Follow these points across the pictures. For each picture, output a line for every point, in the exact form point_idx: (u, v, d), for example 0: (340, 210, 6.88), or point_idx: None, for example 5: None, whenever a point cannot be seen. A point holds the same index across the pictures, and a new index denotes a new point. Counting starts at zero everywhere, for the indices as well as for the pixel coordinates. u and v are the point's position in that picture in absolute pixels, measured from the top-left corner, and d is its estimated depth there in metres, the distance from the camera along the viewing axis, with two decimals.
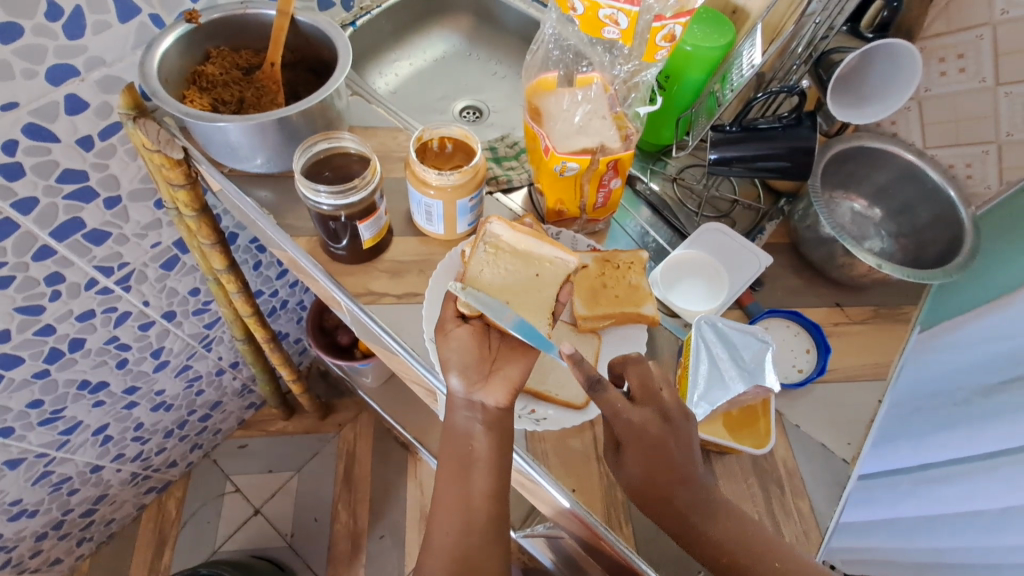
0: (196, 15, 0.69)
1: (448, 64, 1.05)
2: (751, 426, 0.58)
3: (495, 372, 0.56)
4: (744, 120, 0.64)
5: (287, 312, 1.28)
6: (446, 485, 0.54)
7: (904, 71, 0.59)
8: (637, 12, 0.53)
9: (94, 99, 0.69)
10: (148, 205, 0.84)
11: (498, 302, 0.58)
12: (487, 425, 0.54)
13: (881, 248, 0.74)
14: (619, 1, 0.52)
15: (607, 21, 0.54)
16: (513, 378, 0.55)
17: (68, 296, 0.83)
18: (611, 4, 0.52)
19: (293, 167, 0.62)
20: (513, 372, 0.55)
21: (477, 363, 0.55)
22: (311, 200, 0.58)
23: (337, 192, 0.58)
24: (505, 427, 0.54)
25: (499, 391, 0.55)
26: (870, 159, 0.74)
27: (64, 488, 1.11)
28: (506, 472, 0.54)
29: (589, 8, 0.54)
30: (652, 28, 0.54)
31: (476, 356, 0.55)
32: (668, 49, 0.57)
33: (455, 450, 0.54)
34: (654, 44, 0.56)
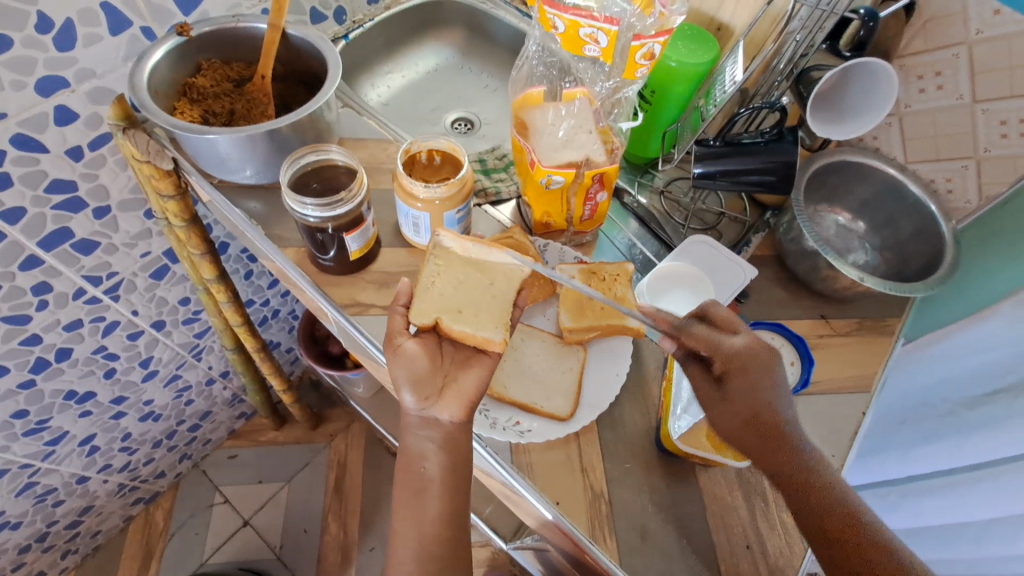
0: (187, 28, 0.69)
1: (440, 77, 1.06)
2: None
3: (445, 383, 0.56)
4: (727, 135, 0.66)
5: (278, 321, 1.28)
6: (402, 511, 0.53)
7: (879, 99, 0.61)
8: (616, 31, 0.53)
9: (84, 110, 0.69)
10: (137, 214, 0.84)
11: (449, 311, 0.58)
12: (436, 438, 0.54)
13: (865, 261, 0.75)
14: (599, 20, 0.53)
15: (588, 40, 0.55)
16: (465, 395, 0.55)
17: (56, 305, 0.83)
18: (591, 22, 0.53)
19: (281, 179, 0.62)
20: (465, 382, 0.55)
21: (429, 379, 0.55)
22: (298, 213, 0.59)
23: (325, 205, 0.58)
24: (457, 438, 0.54)
25: (446, 402, 0.55)
26: (852, 173, 0.75)
27: (49, 499, 1.10)
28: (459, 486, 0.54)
29: (570, 27, 0.55)
30: (631, 46, 0.55)
31: (430, 369, 0.56)
32: (648, 67, 0.58)
33: (406, 475, 0.54)
34: (634, 62, 0.57)
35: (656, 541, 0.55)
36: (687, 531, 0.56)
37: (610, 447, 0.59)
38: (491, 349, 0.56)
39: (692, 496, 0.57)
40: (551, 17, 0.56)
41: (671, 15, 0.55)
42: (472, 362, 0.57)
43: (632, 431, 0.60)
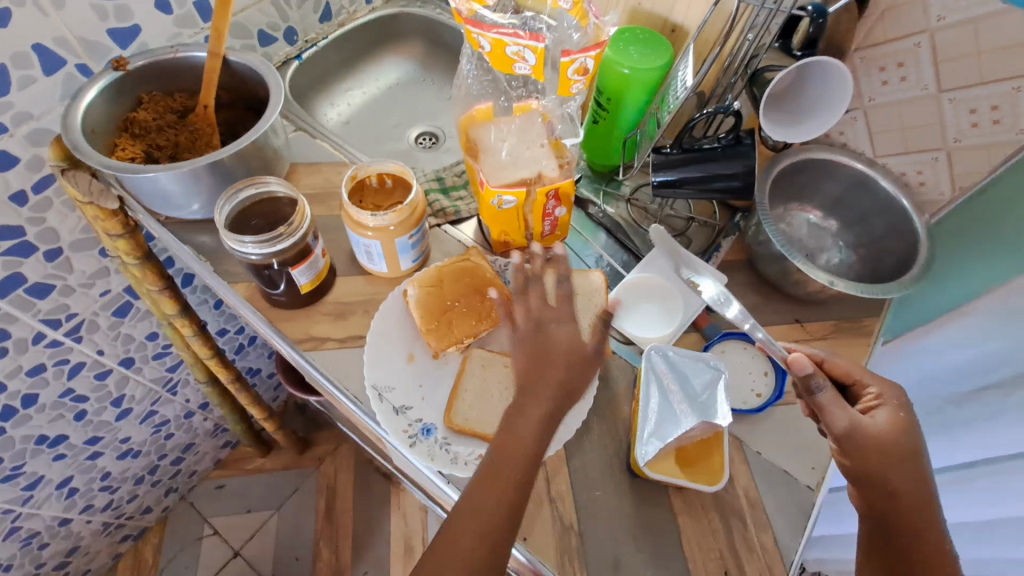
0: (123, 62, 0.67)
1: (401, 91, 1.04)
2: (705, 460, 0.54)
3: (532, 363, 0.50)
4: (686, 141, 0.63)
5: (256, 348, 1.25)
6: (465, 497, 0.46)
7: (832, 108, 0.58)
8: (543, 48, 0.51)
9: (23, 153, 0.67)
10: (92, 253, 0.81)
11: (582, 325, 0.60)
12: (524, 415, 0.48)
13: (839, 260, 0.73)
14: (524, 37, 0.51)
15: (517, 58, 0.53)
16: (568, 377, 0.49)
17: (15, 352, 0.81)
18: (517, 40, 0.51)
19: (216, 218, 0.60)
20: (576, 364, 0.50)
21: (527, 365, 0.50)
22: (238, 250, 0.56)
23: (264, 239, 0.55)
24: (546, 419, 0.48)
25: (567, 366, 0.49)
26: (821, 170, 0.72)
27: (34, 543, 1.09)
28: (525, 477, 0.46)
29: (496, 46, 0.53)
30: (563, 63, 0.54)
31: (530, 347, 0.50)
32: (582, 82, 0.56)
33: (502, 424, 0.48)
34: (568, 77, 0.55)
35: (630, 571, 0.52)
36: (663, 559, 0.53)
37: (579, 474, 0.57)
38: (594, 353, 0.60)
39: (666, 521, 0.55)
40: (477, 37, 0.53)
41: (604, 25, 0.56)
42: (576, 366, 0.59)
43: (601, 456, 0.58)
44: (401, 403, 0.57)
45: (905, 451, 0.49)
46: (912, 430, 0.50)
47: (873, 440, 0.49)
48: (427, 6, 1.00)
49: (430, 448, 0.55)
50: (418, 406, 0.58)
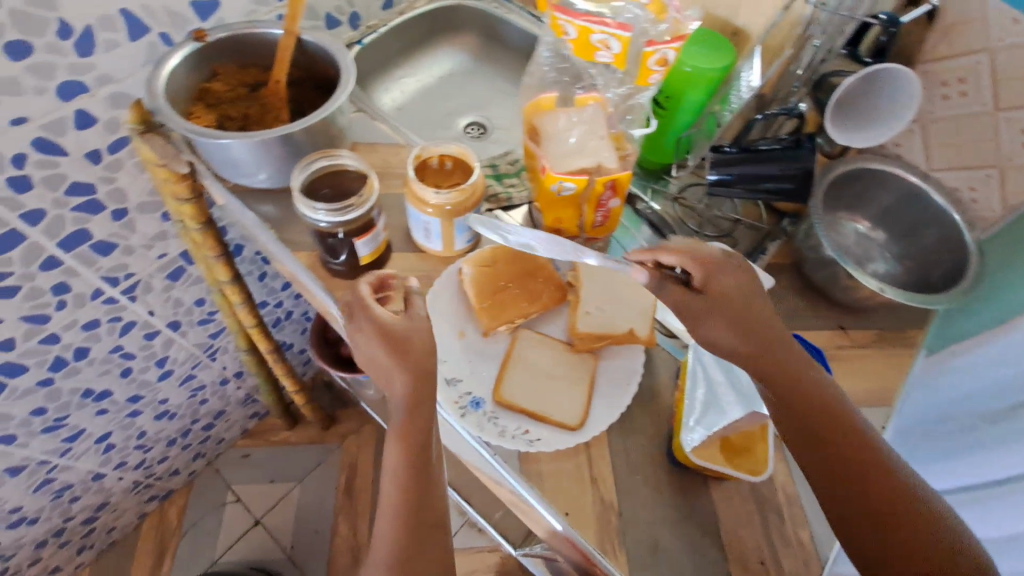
0: (204, 34, 0.70)
1: (453, 81, 1.07)
2: (747, 452, 0.55)
3: (370, 351, 0.52)
4: (743, 141, 0.65)
5: (291, 322, 1.29)
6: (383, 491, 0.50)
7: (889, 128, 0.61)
8: (629, 37, 0.58)
9: (103, 114, 0.70)
10: (154, 217, 0.85)
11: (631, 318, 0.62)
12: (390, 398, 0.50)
13: (885, 271, 0.73)
14: (611, 27, 0.58)
15: (600, 46, 0.60)
16: (415, 358, 0.50)
17: (74, 305, 0.84)
18: (603, 29, 0.58)
19: (292, 183, 0.63)
20: (423, 351, 0.50)
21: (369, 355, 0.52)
22: (309, 217, 0.59)
23: (335, 210, 0.58)
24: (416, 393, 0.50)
25: (395, 357, 0.50)
26: (874, 181, 0.73)
27: (66, 495, 1.11)
28: (419, 448, 0.49)
29: (582, 33, 0.60)
30: (644, 53, 0.59)
31: (391, 347, 0.50)
32: (661, 73, 0.61)
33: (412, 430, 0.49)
34: (647, 68, 0.61)
35: (667, 555, 0.54)
36: (700, 546, 0.55)
37: (621, 458, 0.58)
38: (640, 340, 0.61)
39: (703, 509, 0.56)
40: (563, 24, 0.61)
41: (685, 20, 0.59)
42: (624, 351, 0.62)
43: (643, 442, 0.59)
44: (452, 376, 0.60)
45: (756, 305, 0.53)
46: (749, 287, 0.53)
47: (723, 300, 0.52)
48: None
49: (478, 420, 0.58)
50: (467, 380, 0.60)
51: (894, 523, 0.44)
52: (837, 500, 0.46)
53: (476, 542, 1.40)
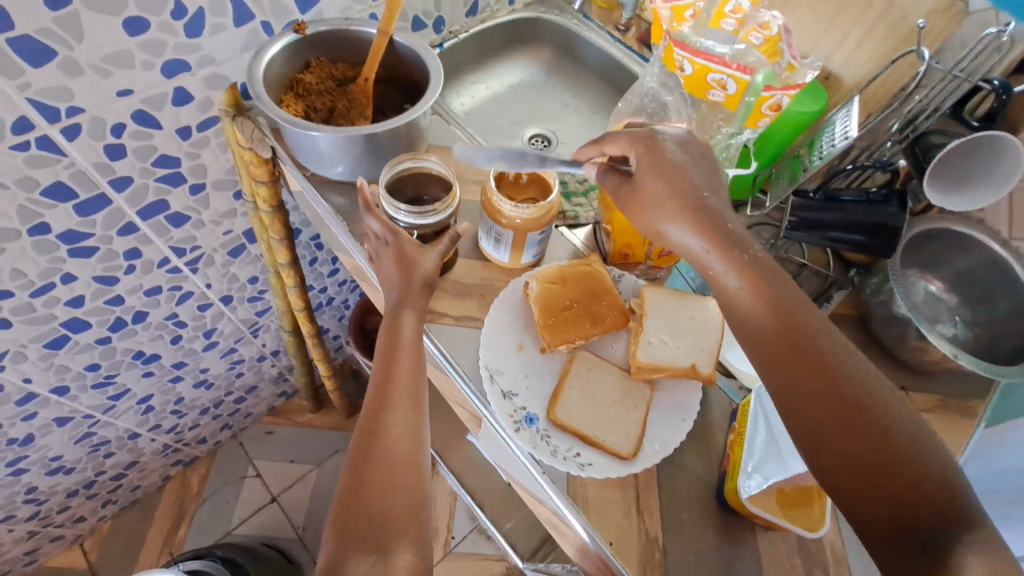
0: (304, 26, 0.72)
1: (523, 91, 1.08)
2: (806, 505, 0.55)
3: (382, 273, 0.61)
4: (828, 189, 0.64)
5: (331, 308, 1.32)
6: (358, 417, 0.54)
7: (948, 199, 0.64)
8: (746, 79, 0.59)
9: (199, 94, 0.73)
10: (227, 195, 0.88)
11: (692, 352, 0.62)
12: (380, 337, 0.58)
13: (953, 334, 0.72)
14: (732, 68, 0.59)
15: (715, 85, 0.62)
16: (413, 287, 0.59)
17: (142, 271, 0.87)
18: (723, 69, 0.59)
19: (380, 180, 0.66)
20: (425, 283, 0.60)
21: (381, 277, 0.61)
22: (390, 213, 0.62)
23: (415, 211, 0.61)
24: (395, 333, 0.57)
25: (400, 283, 0.59)
26: (957, 244, 0.71)
27: (102, 450, 1.15)
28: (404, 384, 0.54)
29: (698, 70, 0.61)
30: (761, 96, 0.61)
31: (400, 267, 0.59)
32: (770, 118, 0.63)
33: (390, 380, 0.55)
34: (760, 111, 0.62)
35: None
36: None
37: (669, 493, 0.58)
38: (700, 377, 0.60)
39: (749, 556, 0.55)
40: (680, 59, 0.62)
41: (800, 67, 0.64)
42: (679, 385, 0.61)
43: (692, 479, 0.59)
44: (509, 389, 0.59)
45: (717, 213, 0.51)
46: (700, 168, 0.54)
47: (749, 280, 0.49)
48: (564, 16, 1.05)
49: (532, 436, 0.57)
50: (523, 395, 0.60)
51: (880, 467, 0.41)
52: (820, 440, 0.43)
53: (482, 549, 1.40)
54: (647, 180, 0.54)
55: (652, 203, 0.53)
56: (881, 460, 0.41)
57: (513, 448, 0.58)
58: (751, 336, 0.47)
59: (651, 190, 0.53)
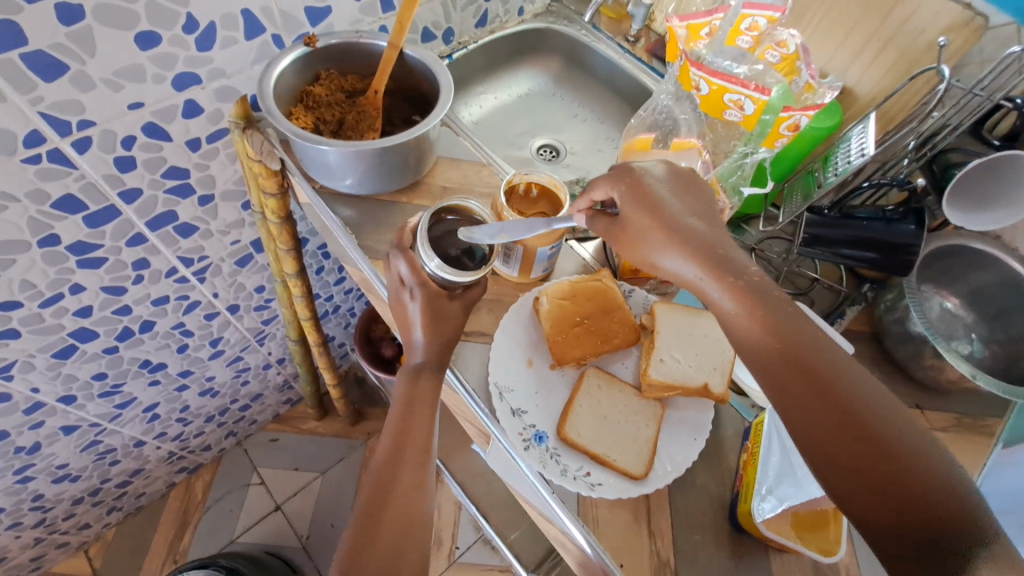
0: (314, 39, 0.72)
1: (531, 102, 1.08)
2: (819, 528, 0.54)
3: (404, 316, 0.59)
4: (844, 205, 0.63)
5: (337, 316, 1.31)
6: (366, 473, 0.54)
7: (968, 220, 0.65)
8: (765, 100, 0.59)
9: (209, 106, 0.73)
10: (236, 205, 0.88)
11: (705, 369, 0.61)
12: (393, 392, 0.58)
13: (969, 352, 0.71)
14: (750, 89, 0.59)
15: (733, 105, 0.62)
16: (439, 340, 0.58)
17: (150, 281, 0.87)
18: (742, 90, 0.60)
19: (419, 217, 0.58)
20: (452, 332, 0.59)
21: (401, 320, 0.59)
22: (423, 261, 0.57)
23: (449, 270, 0.56)
24: (414, 392, 0.57)
25: (427, 334, 0.58)
26: (969, 261, 0.71)
27: (108, 458, 1.15)
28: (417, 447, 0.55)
29: (716, 90, 0.61)
30: (778, 116, 0.60)
31: (430, 316, 0.57)
32: (788, 137, 0.62)
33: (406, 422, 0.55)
34: (776, 131, 0.62)
35: None
36: None
37: (680, 514, 0.57)
38: (713, 395, 0.59)
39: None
40: (697, 79, 0.62)
41: (817, 87, 0.65)
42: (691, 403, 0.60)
43: (703, 499, 0.58)
44: (518, 406, 0.59)
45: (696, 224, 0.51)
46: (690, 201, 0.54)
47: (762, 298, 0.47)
48: (574, 26, 1.04)
49: (541, 455, 0.57)
50: (533, 412, 0.59)
51: (881, 470, 0.39)
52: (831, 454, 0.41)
53: (487, 559, 1.39)
54: (631, 210, 0.53)
55: (640, 236, 0.53)
56: (879, 461, 0.39)
57: (522, 467, 0.58)
58: (753, 356, 0.46)
59: (635, 216, 0.53)
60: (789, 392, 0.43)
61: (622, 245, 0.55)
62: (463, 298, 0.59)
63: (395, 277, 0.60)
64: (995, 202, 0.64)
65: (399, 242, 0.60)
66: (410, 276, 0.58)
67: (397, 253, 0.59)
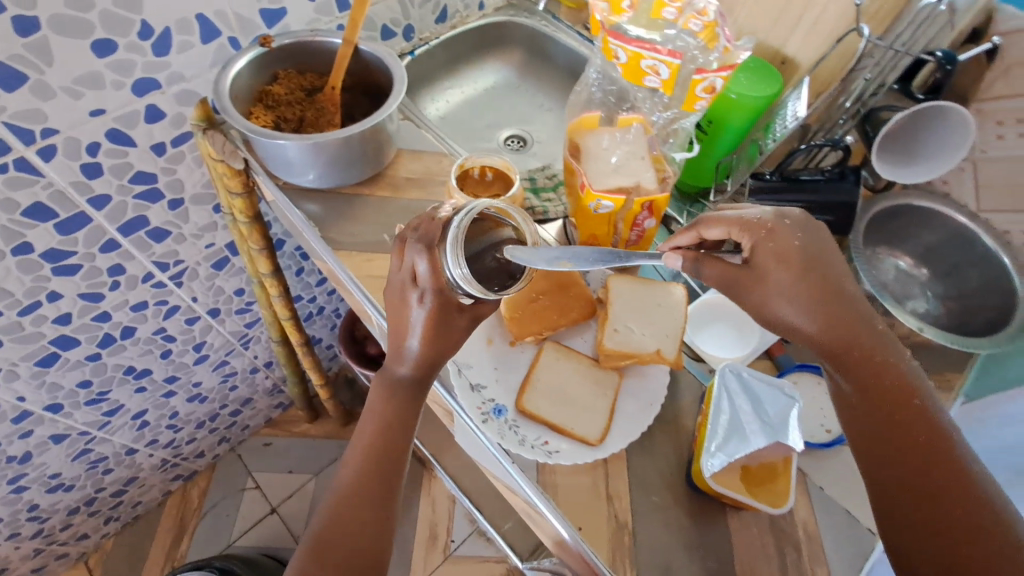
0: (269, 40, 0.75)
1: (496, 95, 1.09)
2: (769, 483, 0.55)
3: (404, 320, 0.54)
4: (786, 170, 0.64)
5: (322, 317, 1.33)
6: (335, 484, 0.55)
7: (901, 174, 0.66)
8: (677, 64, 0.61)
9: (170, 110, 0.75)
10: (207, 208, 0.90)
11: (659, 336, 0.62)
12: (368, 417, 0.56)
13: (926, 310, 0.72)
14: (662, 53, 0.60)
15: (650, 71, 0.62)
16: (435, 356, 0.54)
17: (127, 287, 0.89)
18: (655, 55, 0.60)
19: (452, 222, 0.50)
20: (452, 347, 0.55)
21: (399, 323, 0.54)
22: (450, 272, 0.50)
23: (475, 287, 0.49)
24: (391, 427, 0.55)
25: (425, 347, 0.53)
26: (918, 217, 0.74)
27: (100, 467, 1.16)
28: (376, 491, 0.54)
29: (632, 57, 0.62)
30: (693, 80, 0.61)
31: (433, 329, 0.53)
32: (707, 100, 0.63)
33: (379, 443, 0.55)
34: (694, 95, 0.62)
35: None
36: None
37: (639, 478, 0.58)
38: (667, 361, 0.61)
39: (720, 538, 0.56)
40: (615, 48, 0.63)
41: (737, 50, 0.62)
42: (646, 370, 0.62)
43: (661, 463, 0.59)
44: (477, 382, 0.60)
45: (830, 278, 0.49)
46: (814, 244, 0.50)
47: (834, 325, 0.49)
48: (533, 18, 1.06)
49: (500, 427, 0.58)
50: (492, 387, 0.61)
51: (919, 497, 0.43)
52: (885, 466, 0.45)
53: (483, 551, 1.40)
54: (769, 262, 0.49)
55: (772, 290, 0.49)
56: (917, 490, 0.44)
57: (483, 440, 0.59)
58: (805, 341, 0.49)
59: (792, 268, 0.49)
60: (889, 427, 0.46)
61: (736, 293, 0.51)
62: (472, 311, 0.54)
63: (407, 271, 0.54)
64: (923, 154, 0.66)
65: (421, 234, 0.53)
66: (428, 278, 0.52)
67: (419, 248, 0.52)
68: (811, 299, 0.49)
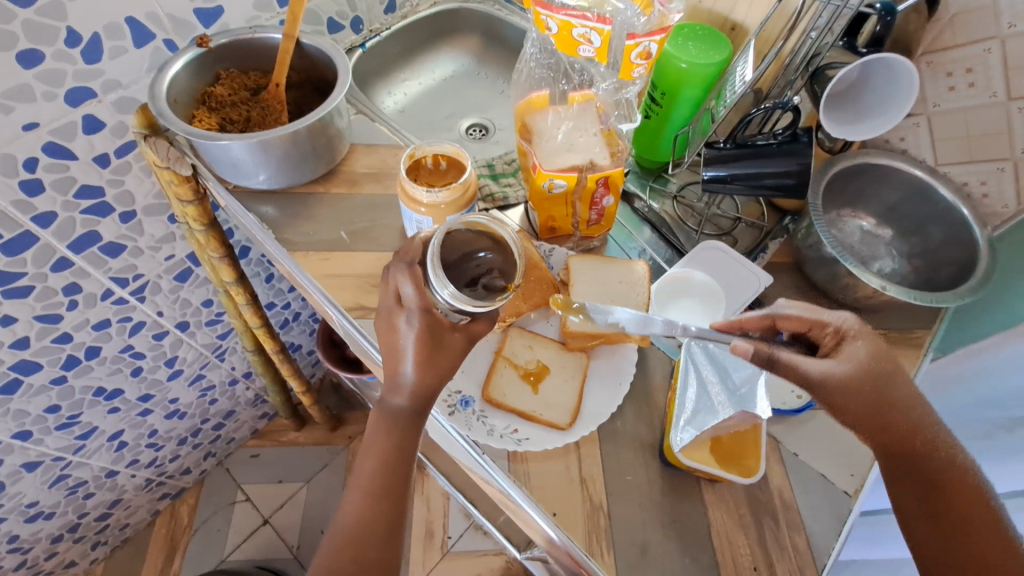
0: (206, 39, 0.72)
1: (455, 84, 1.07)
2: (739, 455, 0.55)
3: (394, 346, 0.51)
4: (739, 137, 0.64)
5: (299, 324, 1.31)
6: (332, 526, 0.50)
7: (848, 131, 0.65)
8: (609, 31, 0.56)
9: (110, 119, 0.73)
10: (161, 219, 0.87)
11: None
12: (367, 458, 0.51)
13: (893, 269, 0.73)
14: (592, 20, 0.55)
15: (582, 40, 0.57)
16: (433, 385, 0.51)
17: (85, 305, 0.87)
18: (584, 23, 0.55)
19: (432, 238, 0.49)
20: (448, 369, 0.51)
21: (391, 347, 0.51)
22: (435, 286, 0.48)
23: (464, 303, 0.48)
24: (390, 466, 0.50)
25: (420, 371, 0.50)
26: (877, 176, 0.74)
27: (80, 491, 1.14)
28: (378, 534, 0.49)
29: (563, 27, 0.57)
30: (626, 46, 0.56)
31: (427, 350, 0.50)
32: (644, 67, 0.59)
33: (378, 478, 0.50)
34: (630, 61, 0.58)
35: (656, 560, 0.53)
36: (690, 548, 0.53)
37: (611, 459, 0.57)
38: (634, 339, 0.61)
39: (697, 512, 0.55)
40: (544, 19, 0.58)
41: (670, 13, 0.57)
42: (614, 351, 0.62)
43: (633, 443, 0.58)
44: None
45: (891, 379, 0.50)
46: (887, 358, 0.51)
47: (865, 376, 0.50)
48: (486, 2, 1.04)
49: (467, 418, 0.57)
50: (458, 378, 0.59)
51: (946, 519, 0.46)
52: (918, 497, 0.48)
53: (481, 545, 1.39)
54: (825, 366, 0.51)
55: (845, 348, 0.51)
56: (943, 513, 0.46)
57: (452, 434, 0.58)
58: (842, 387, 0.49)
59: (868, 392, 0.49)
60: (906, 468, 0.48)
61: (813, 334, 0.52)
62: (466, 330, 0.52)
63: (393, 295, 0.52)
64: (870, 111, 0.65)
65: (404, 255, 0.52)
66: (414, 298, 0.50)
67: (403, 269, 0.51)
68: (871, 412, 0.49)
